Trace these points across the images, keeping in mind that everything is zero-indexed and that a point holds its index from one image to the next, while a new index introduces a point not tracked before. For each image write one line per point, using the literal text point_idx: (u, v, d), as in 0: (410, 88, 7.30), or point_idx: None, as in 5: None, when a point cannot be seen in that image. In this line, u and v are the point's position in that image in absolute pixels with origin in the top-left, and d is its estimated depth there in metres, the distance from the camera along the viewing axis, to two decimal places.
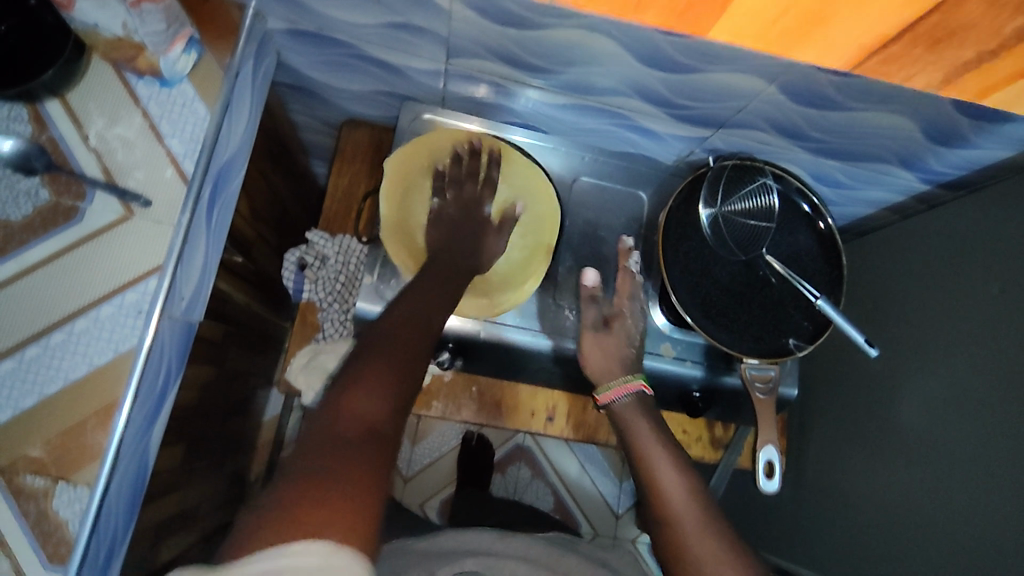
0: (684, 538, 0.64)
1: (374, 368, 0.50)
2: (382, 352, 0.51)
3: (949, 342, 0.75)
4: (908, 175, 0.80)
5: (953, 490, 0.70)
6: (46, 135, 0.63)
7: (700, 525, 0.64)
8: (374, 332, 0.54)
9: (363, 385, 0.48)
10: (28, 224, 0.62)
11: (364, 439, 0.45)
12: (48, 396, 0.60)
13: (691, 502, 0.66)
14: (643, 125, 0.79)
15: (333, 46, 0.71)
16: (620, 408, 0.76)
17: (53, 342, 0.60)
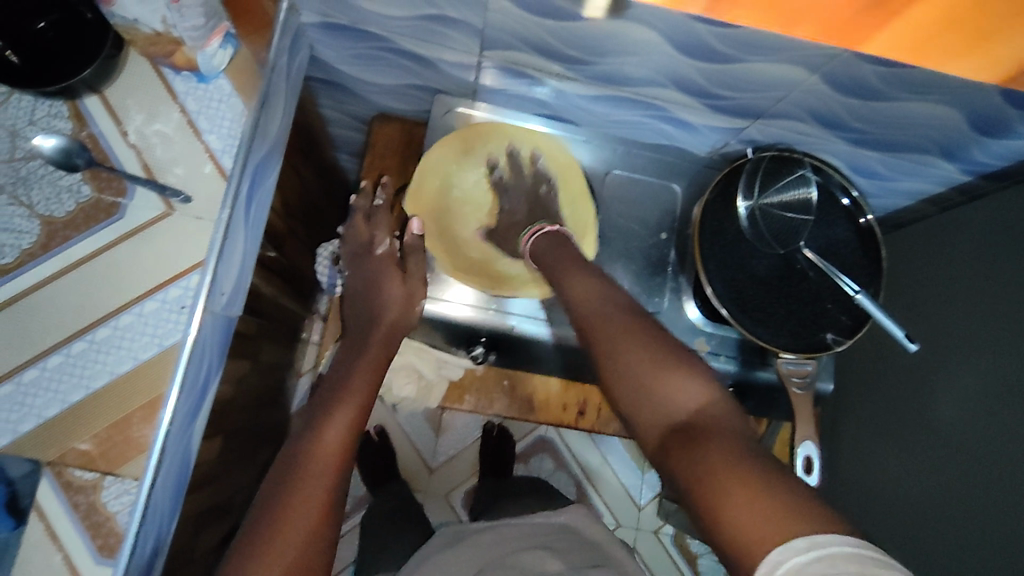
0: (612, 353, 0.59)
1: (271, 547, 0.53)
2: (307, 477, 0.57)
3: (991, 336, 0.74)
4: (950, 166, 0.79)
5: (996, 485, 0.69)
6: (86, 132, 0.63)
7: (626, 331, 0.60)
8: (308, 448, 0.59)
9: (290, 520, 0.54)
10: (70, 221, 0.62)
11: None
12: (96, 391, 0.61)
13: (666, 366, 0.55)
14: (677, 116, 0.78)
15: (368, 40, 0.70)
16: (570, 281, 0.67)
17: (97, 338, 0.61)
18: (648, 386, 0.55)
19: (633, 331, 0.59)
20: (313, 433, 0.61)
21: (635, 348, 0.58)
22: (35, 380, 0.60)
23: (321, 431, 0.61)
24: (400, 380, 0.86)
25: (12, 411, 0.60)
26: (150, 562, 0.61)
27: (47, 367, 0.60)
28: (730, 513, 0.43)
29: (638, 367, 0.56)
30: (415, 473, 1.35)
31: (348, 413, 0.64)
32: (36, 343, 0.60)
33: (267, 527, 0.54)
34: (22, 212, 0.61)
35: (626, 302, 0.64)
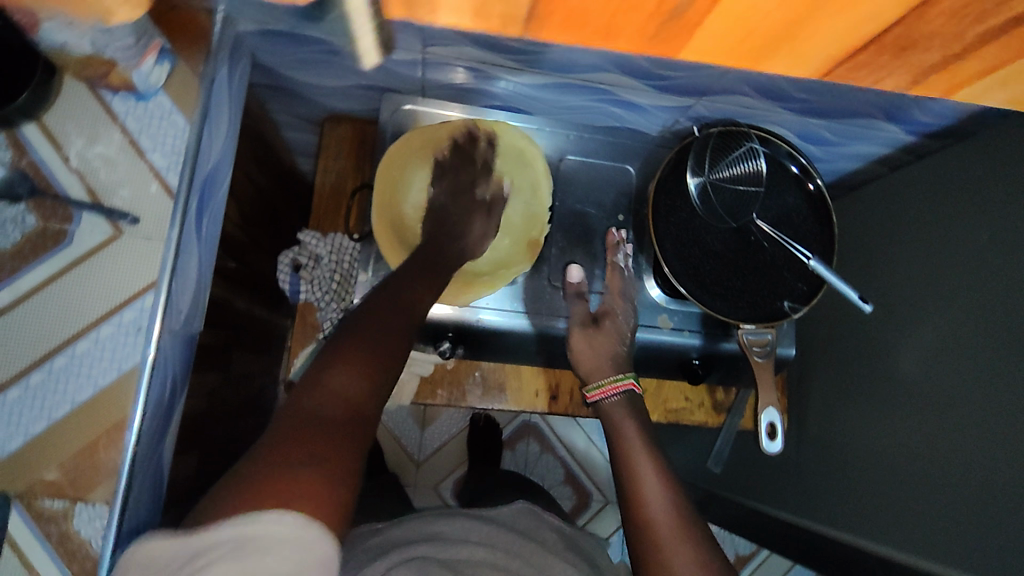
0: (653, 521, 0.65)
1: (352, 349, 0.55)
2: (368, 344, 0.55)
3: (941, 293, 0.76)
4: (894, 128, 0.81)
5: (949, 436, 0.71)
6: (25, 159, 0.71)
7: (676, 533, 0.64)
8: (360, 328, 0.57)
9: (349, 369, 0.53)
10: (16, 250, 0.72)
11: (344, 410, 0.50)
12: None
13: (681, 543, 0.63)
14: (625, 98, 0.79)
15: (310, 44, 0.70)
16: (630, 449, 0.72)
17: (54, 368, 0.72)
18: (670, 547, 0.63)
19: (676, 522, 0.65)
20: (363, 317, 0.59)
21: (671, 524, 0.65)
22: (22, 397, 0.72)
23: (372, 320, 0.58)
24: None
25: (26, 412, 0.72)
26: None
27: (52, 369, 0.72)
28: None
29: (666, 532, 0.64)
30: (403, 467, 1.36)
31: (405, 312, 0.62)
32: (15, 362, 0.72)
33: (325, 372, 0.53)
34: None
35: (677, 485, 0.69)
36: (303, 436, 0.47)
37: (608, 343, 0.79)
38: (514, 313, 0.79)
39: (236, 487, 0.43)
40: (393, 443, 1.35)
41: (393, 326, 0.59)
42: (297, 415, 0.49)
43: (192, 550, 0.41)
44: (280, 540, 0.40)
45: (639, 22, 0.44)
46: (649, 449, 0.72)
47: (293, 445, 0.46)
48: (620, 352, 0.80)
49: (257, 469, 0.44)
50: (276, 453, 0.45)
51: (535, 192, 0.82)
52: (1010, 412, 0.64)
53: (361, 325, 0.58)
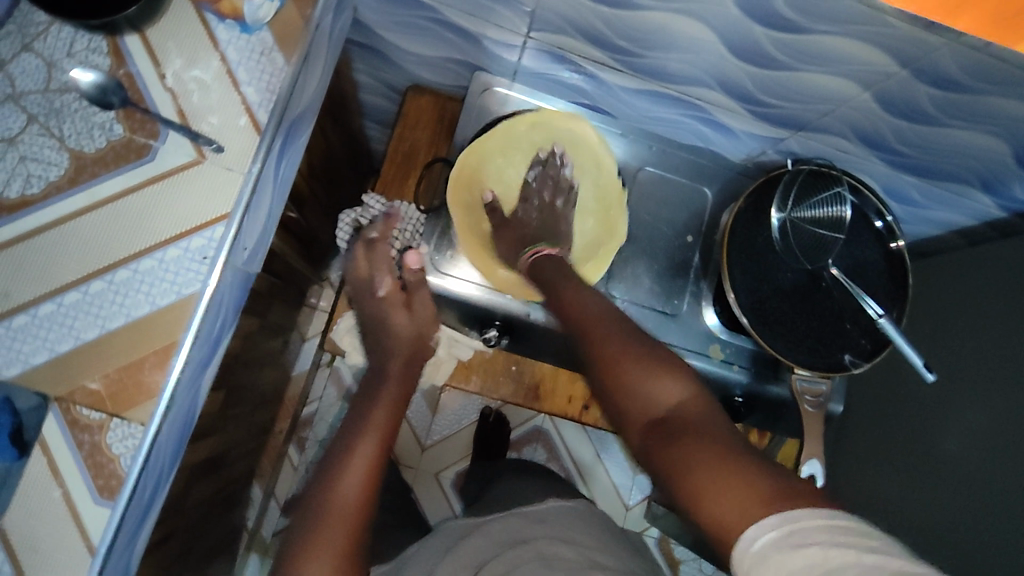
0: (593, 342, 0.59)
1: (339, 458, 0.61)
2: (338, 510, 0.57)
3: (1004, 376, 0.73)
4: (987, 199, 0.78)
5: (998, 525, 0.68)
6: (124, 70, 0.62)
7: (615, 333, 0.58)
8: (326, 500, 0.57)
9: (322, 550, 0.54)
10: (100, 157, 0.61)
11: (343, 511, 0.57)
12: (134, 321, 0.59)
13: (650, 363, 0.54)
14: (718, 120, 0.77)
15: (415, 8, 0.69)
16: (568, 291, 0.66)
17: (92, 291, 0.59)
18: (623, 381, 0.55)
19: (627, 343, 0.57)
20: (326, 493, 0.58)
21: (613, 331, 0.58)
22: (54, 313, 0.59)
23: (334, 491, 0.58)
24: None
25: (54, 329, 0.59)
26: (147, 511, 0.60)
27: (89, 291, 0.59)
28: (704, 487, 0.44)
29: (624, 364, 0.55)
30: (408, 449, 1.35)
31: (371, 445, 0.62)
32: (57, 276, 0.59)
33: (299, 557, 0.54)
34: (51, 144, 0.60)
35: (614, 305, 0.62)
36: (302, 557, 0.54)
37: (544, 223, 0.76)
38: None
39: None
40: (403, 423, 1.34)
41: (355, 480, 0.59)
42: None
43: None
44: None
45: None
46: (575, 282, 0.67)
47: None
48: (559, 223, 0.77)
49: None
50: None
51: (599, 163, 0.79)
52: None
53: (319, 492, 0.59)
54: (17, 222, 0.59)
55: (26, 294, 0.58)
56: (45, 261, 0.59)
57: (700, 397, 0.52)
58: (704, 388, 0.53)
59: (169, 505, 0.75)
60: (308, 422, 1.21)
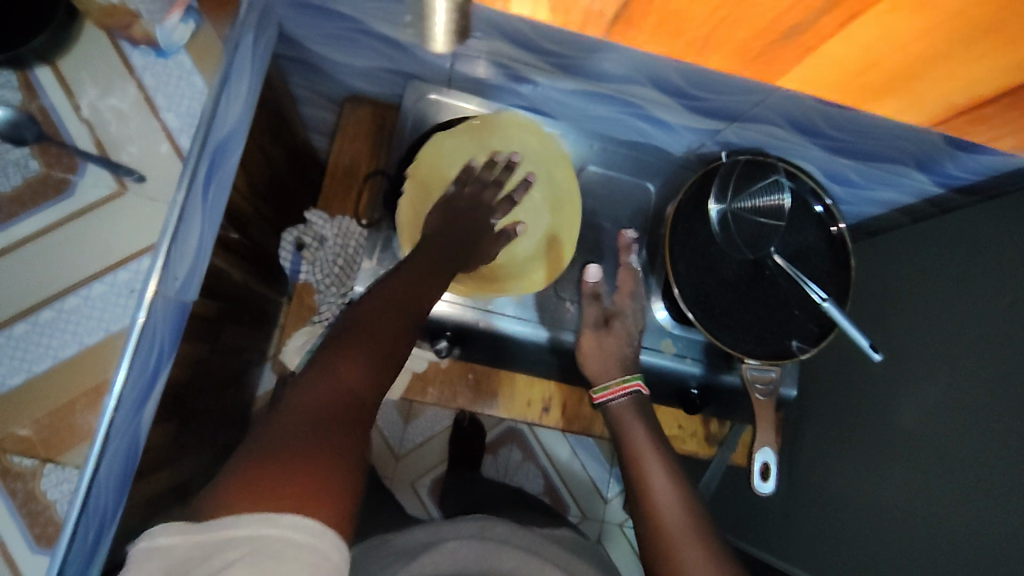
0: (671, 537, 0.63)
1: (363, 334, 0.53)
2: (363, 338, 0.53)
3: (950, 354, 0.74)
4: (923, 179, 0.79)
5: (946, 500, 0.69)
6: (36, 104, 0.60)
7: (692, 539, 0.63)
8: (322, 377, 0.49)
9: (340, 367, 0.50)
10: (17, 196, 0.60)
11: (350, 406, 0.48)
12: (63, 360, 0.59)
13: (692, 532, 0.63)
14: (654, 115, 0.76)
15: (341, 21, 0.67)
16: (637, 460, 0.70)
17: (16, 334, 0.58)
18: (666, 510, 0.65)
19: (694, 532, 0.63)
20: (325, 368, 0.50)
21: (661, 472, 0.69)
22: (2, 347, 0.58)
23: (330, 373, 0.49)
24: None
25: None
26: (93, 553, 0.59)
27: (13, 334, 0.59)
28: None
29: (674, 512, 0.65)
30: (382, 460, 1.33)
31: (395, 315, 0.57)
32: None
33: (318, 368, 0.50)
34: None
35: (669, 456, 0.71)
36: (296, 428, 0.45)
37: (616, 343, 0.77)
38: (520, 320, 0.77)
39: (217, 498, 0.39)
40: (375, 434, 1.33)
41: (384, 331, 0.55)
42: (294, 408, 0.46)
43: (198, 549, 0.36)
44: (295, 544, 0.36)
45: (743, 29, 0.46)
46: (656, 448, 0.71)
47: (296, 439, 0.44)
48: (626, 353, 0.77)
49: (240, 475, 0.41)
50: (258, 453, 0.42)
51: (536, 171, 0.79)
52: (1017, 483, 0.63)
53: (363, 311, 0.56)
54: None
55: None
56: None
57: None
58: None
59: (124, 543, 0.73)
60: None
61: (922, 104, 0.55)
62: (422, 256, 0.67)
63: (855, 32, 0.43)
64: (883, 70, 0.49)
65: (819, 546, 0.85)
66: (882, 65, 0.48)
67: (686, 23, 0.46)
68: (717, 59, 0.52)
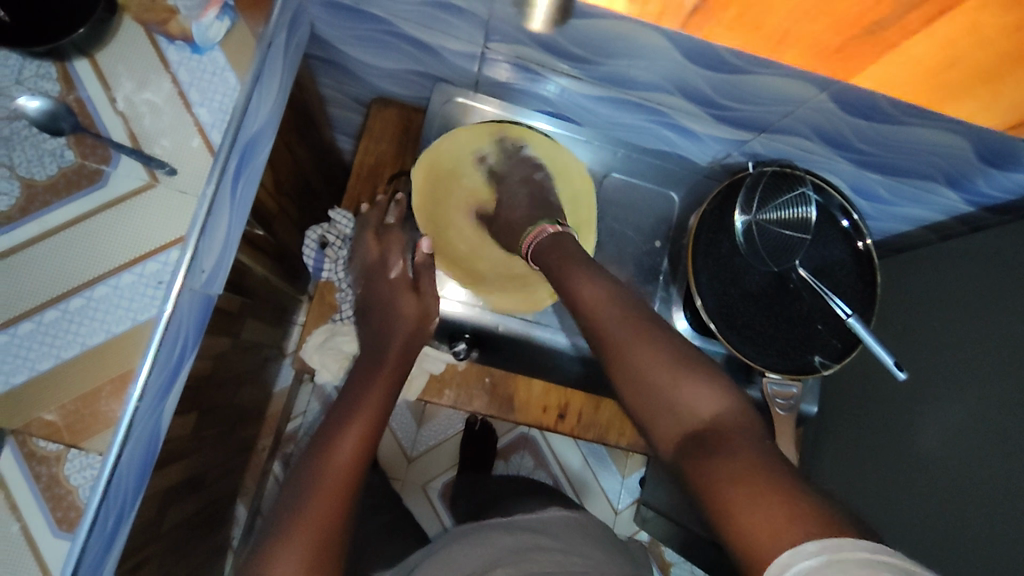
0: (641, 369, 0.54)
1: (332, 469, 0.56)
2: (303, 529, 0.52)
3: (976, 374, 0.73)
4: (953, 196, 0.77)
5: (970, 522, 0.68)
6: (74, 95, 0.61)
7: (665, 364, 0.53)
8: (287, 524, 0.53)
9: (289, 558, 0.51)
10: (52, 185, 0.61)
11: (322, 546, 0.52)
12: (90, 348, 0.60)
13: (682, 373, 0.52)
14: (681, 124, 0.76)
15: (371, 22, 0.67)
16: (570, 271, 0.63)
17: (45, 320, 0.60)
18: (639, 362, 0.54)
19: (671, 356, 0.54)
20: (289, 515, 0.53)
21: (629, 327, 0.56)
22: (31, 333, 0.59)
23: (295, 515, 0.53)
24: None
25: (8, 361, 0.59)
26: (110, 543, 0.61)
27: (43, 320, 0.60)
28: (737, 509, 0.42)
29: (650, 366, 0.54)
30: (394, 462, 1.33)
31: (328, 495, 0.54)
32: (9, 309, 0.59)
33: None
34: (2, 173, 0.60)
35: (633, 300, 0.59)
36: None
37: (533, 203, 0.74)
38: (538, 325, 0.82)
39: None
40: (389, 435, 1.33)
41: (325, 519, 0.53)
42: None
43: None
44: None
45: (826, 34, 0.48)
46: (586, 263, 0.64)
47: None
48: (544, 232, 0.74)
49: None
50: None
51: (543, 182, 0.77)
52: None
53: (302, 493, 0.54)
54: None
55: None
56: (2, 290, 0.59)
57: (744, 409, 0.51)
58: (738, 399, 0.52)
59: (139, 533, 0.74)
60: None
61: (991, 103, 0.55)
62: (358, 402, 0.64)
63: (940, 30, 0.45)
64: (963, 68, 0.50)
65: None
66: (958, 67, 0.49)
67: (771, 22, 0.48)
68: (790, 56, 0.52)
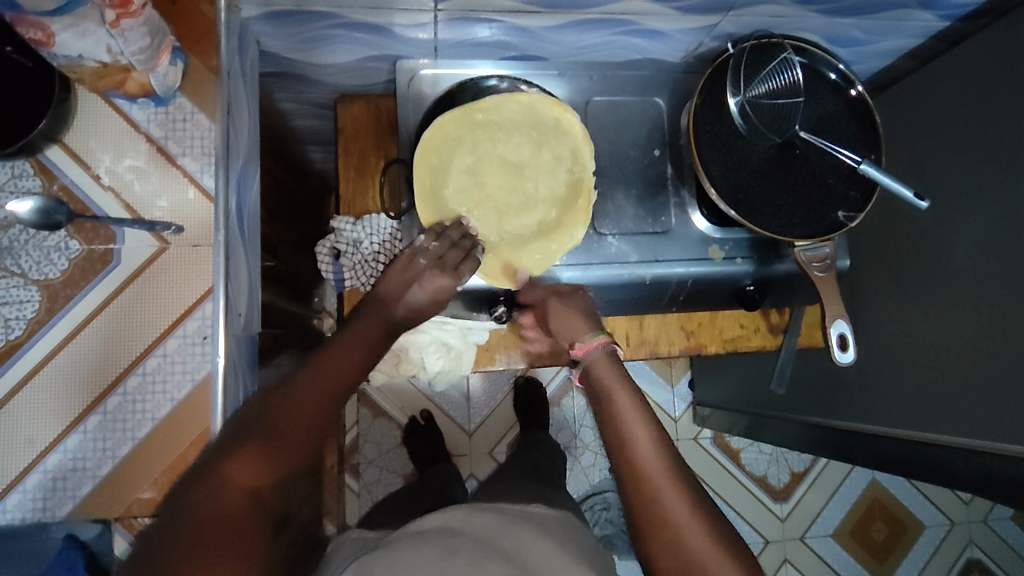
0: (662, 506, 0.54)
1: (315, 386, 0.54)
2: (292, 421, 0.51)
3: (991, 183, 0.74)
4: (928, 15, 0.77)
5: (1016, 319, 0.69)
6: (58, 185, 0.62)
7: (692, 509, 0.54)
8: (265, 421, 0.50)
9: (252, 454, 0.47)
10: (68, 278, 0.61)
11: (292, 454, 0.49)
12: (162, 420, 0.62)
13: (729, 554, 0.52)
14: (648, 27, 0.74)
15: (316, 20, 0.65)
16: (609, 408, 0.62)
17: (110, 407, 0.61)
18: (686, 529, 0.53)
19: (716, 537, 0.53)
20: (272, 410, 0.51)
21: (668, 482, 0.55)
22: (102, 424, 0.61)
23: (277, 414, 0.51)
24: (432, 357, 0.86)
25: (89, 457, 0.61)
26: None
27: (108, 408, 0.61)
28: None
29: (700, 539, 0.52)
30: (455, 439, 1.36)
31: (316, 405, 0.53)
32: (73, 408, 0.61)
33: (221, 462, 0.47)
34: (17, 282, 0.61)
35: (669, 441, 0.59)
36: (244, 469, 0.46)
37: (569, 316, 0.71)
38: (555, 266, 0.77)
39: (183, 515, 0.43)
40: (443, 416, 1.36)
41: (307, 428, 0.52)
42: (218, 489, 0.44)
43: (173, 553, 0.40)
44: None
45: None
46: (627, 393, 0.63)
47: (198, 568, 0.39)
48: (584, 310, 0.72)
49: (201, 514, 0.43)
50: (233, 479, 0.46)
51: (577, 157, 0.74)
52: None
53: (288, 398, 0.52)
54: (17, 364, 0.60)
55: (48, 434, 0.60)
56: (59, 391, 0.61)
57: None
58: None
59: None
60: (353, 449, 1.33)
61: None
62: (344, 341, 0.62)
63: None
64: None
65: (887, 406, 0.86)
66: None
67: None
68: None
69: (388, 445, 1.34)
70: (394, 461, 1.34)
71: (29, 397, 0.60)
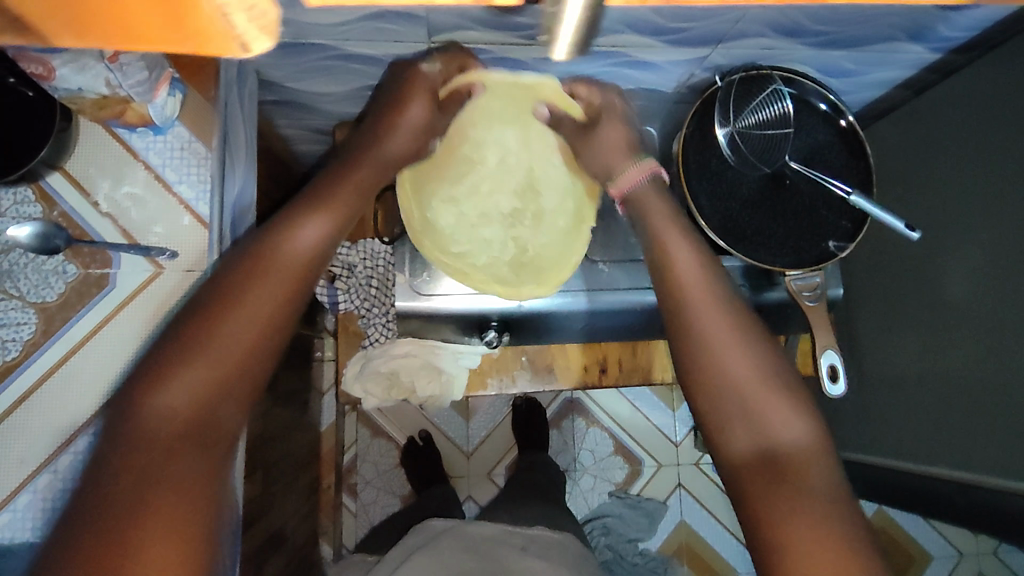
0: (702, 340, 0.57)
1: (265, 273, 0.52)
2: (226, 322, 0.49)
3: (985, 215, 0.74)
4: (919, 48, 0.77)
5: (1010, 352, 0.69)
6: (57, 211, 0.63)
7: (731, 341, 0.57)
8: (203, 325, 0.49)
9: (192, 367, 0.48)
10: (65, 301, 0.63)
11: (235, 363, 0.49)
12: None
13: (767, 382, 0.55)
14: (639, 59, 0.75)
15: (313, 52, 0.67)
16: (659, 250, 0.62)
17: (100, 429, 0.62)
18: (727, 360, 0.56)
19: (758, 378, 0.55)
20: (212, 308, 0.50)
21: (717, 324, 0.58)
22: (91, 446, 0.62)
23: (219, 316, 0.50)
24: (422, 381, 0.85)
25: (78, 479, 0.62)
26: None
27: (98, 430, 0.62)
28: (798, 540, 0.49)
29: (738, 370, 0.55)
30: (453, 461, 1.36)
31: (258, 301, 0.51)
32: (64, 430, 0.62)
33: (158, 374, 0.48)
34: (15, 305, 0.62)
35: (720, 280, 0.60)
36: (181, 380, 0.48)
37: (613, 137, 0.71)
38: (560, 295, 0.79)
39: (124, 432, 0.46)
40: (441, 437, 1.36)
41: (249, 326, 0.50)
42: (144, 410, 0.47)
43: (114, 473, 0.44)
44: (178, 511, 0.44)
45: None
46: (678, 222, 0.64)
47: (127, 501, 0.43)
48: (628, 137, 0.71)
49: (152, 429, 0.46)
50: (171, 393, 0.47)
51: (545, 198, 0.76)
52: None
53: (217, 300, 0.50)
54: (11, 386, 0.61)
55: (39, 455, 0.62)
56: (51, 413, 0.62)
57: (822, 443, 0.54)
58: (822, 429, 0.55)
59: None
60: (351, 469, 1.33)
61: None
62: (318, 202, 0.58)
63: None
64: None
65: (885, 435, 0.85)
66: None
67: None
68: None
69: (386, 466, 1.34)
70: (393, 482, 1.34)
71: (22, 418, 0.61)
